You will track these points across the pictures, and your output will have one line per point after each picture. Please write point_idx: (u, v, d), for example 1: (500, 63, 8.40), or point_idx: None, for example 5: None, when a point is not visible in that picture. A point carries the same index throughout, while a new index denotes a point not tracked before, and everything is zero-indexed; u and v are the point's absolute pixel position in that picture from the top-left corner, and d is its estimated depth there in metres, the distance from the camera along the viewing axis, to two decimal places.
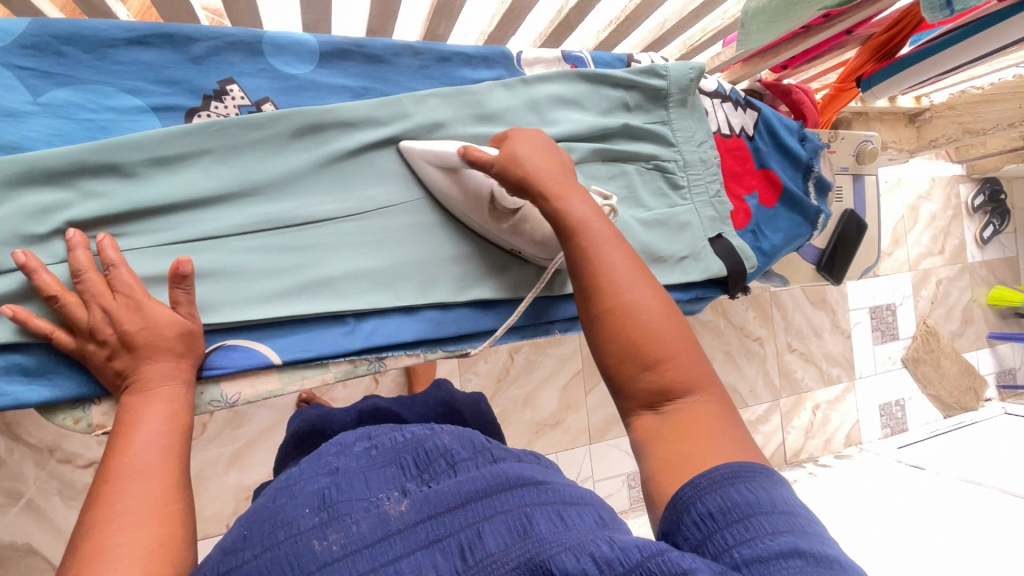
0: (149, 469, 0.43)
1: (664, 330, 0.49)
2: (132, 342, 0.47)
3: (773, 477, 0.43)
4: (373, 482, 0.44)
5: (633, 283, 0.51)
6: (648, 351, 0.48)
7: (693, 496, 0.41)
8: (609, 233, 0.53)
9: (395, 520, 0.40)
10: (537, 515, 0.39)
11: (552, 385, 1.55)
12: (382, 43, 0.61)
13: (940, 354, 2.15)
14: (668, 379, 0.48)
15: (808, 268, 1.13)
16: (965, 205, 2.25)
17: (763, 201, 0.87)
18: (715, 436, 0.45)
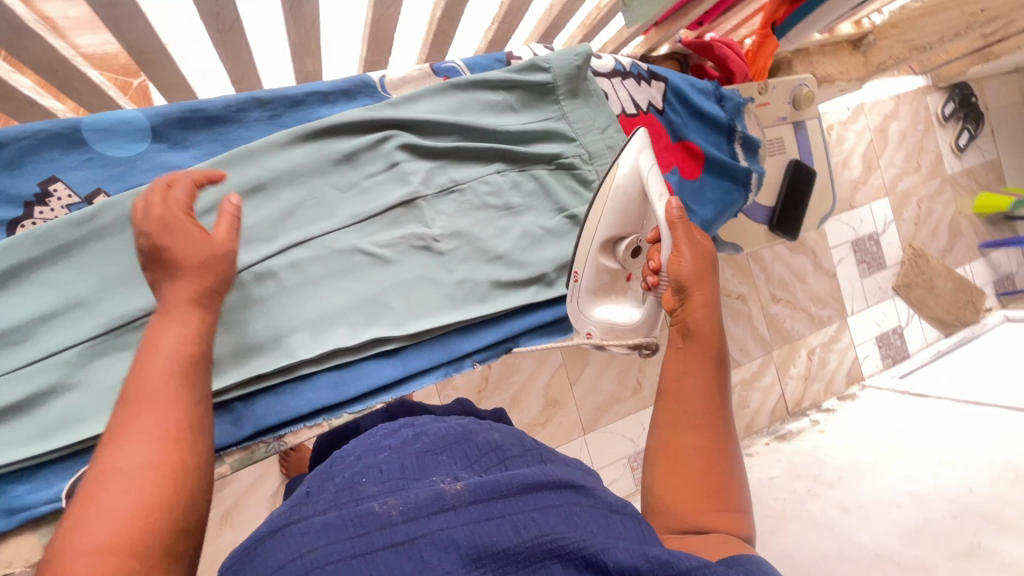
0: (160, 401, 0.46)
1: (719, 460, 0.54)
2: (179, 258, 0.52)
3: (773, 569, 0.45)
4: (426, 465, 0.46)
5: (696, 398, 0.57)
6: (709, 470, 0.53)
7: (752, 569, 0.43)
8: (713, 360, 0.60)
9: (453, 495, 0.41)
10: (568, 524, 0.42)
11: (536, 384, 1.52)
12: (222, 102, 0.63)
13: (931, 275, 2.09)
14: (720, 508, 0.51)
15: (760, 229, 1.09)
16: (935, 117, 2.17)
17: (686, 175, 0.82)
18: (737, 537, 0.49)
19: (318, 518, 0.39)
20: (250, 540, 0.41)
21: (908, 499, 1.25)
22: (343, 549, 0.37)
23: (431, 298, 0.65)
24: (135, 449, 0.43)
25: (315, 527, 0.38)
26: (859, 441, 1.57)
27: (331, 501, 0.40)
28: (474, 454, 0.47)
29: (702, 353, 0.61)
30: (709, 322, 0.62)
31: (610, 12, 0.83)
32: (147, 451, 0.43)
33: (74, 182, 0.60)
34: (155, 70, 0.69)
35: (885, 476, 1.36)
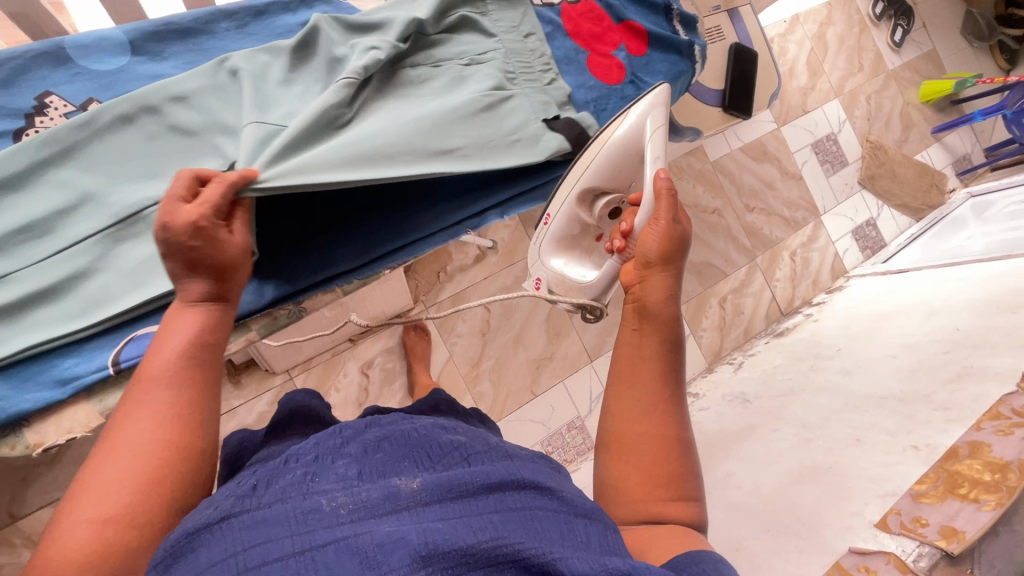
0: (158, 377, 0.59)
1: (665, 459, 0.62)
2: (214, 267, 0.62)
3: (714, 559, 0.52)
4: (386, 466, 0.53)
5: (648, 409, 0.64)
6: (654, 463, 0.61)
7: (685, 560, 0.51)
8: (658, 358, 0.66)
9: (403, 494, 0.49)
10: (500, 520, 0.49)
11: (536, 320, 1.57)
12: (193, 17, 0.79)
13: (892, 165, 2.18)
14: (668, 500, 0.60)
15: (715, 112, 1.16)
16: (869, 17, 2.26)
17: (634, 53, 0.87)
18: (673, 532, 0.57)
19: (266, 511, 0.47)
20: (184, 532, 0.48)
21: (904, 350, 1.32)
22: (281, 547, 0.45)
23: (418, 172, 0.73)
24: (133, 437, 0.55)
25: (264, 519, 0.46)
26: (851, 319, 1.64)
27: (279, 497, 0.48)
28: (436, 453, 0.55)
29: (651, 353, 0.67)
30: (663, 306, 0.69)
31: None
32: (143, 439, 0.55)
33: (68, 95, 0.73)
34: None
35: (879, 339, 1.42)
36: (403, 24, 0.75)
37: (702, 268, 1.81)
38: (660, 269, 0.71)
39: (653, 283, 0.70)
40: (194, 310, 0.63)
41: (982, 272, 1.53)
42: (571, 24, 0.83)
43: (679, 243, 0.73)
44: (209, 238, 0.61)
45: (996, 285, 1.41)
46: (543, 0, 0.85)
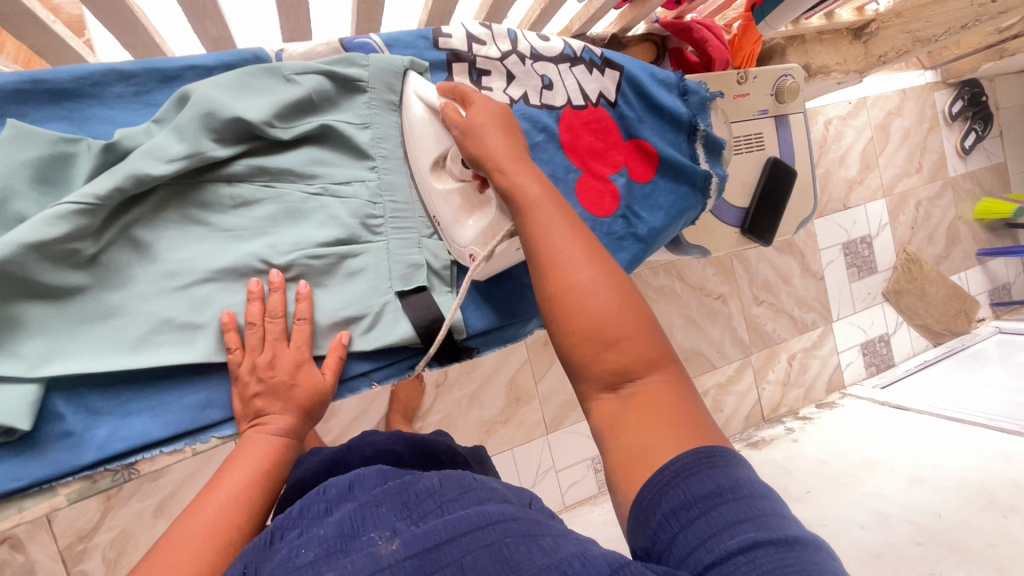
0: (206, 521, 0.42)
1: (619, 308, 0.42)
2: (281, 391, 0.49)
3: (728, 459, 0.37)
4: (361, 521, 0.40)
5: (591, 284, 0.42)
6: (599, 332, 0.41)
7: (654, 486, 0.36)
8: (560, 215, 0.46)
9: (386, 559, 0.36)
10: (514, 545, 0.37)
11: (498, 380, 1.45)
12: (73, 71, 0.48)
13: (924, 282, 2.01)
14: (630, 360, 0.41)
15: (732, 232, 1.01)
16: (943, 115, 2.05)
17: (636, 177, 0.73)
18: (675, 419, 0.39)
19: None
20: None
21: (874, 521, 1.22)
22: None
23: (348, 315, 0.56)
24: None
25: None
26: (832, 448, 1.53)
27: None
28: (409, 503, 0.41)
29: (558, 251, 0.44)
30: (529, 188, 0.47)
31: None
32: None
33: None
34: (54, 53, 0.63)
35: (853, 495, 1.31)
36: (322, 85, 0.55)
37: (690, 355, 1.67)
38: (510, 161, 0.49)
39: (495, 148, 0.50)
40: (275, 442, 0.48)
41: (985, 441, 1.40)
42: (569, 134, 0.69)
43: (502, 114, 0.52)
44: (284, 368, 0.50)
45: (993, 468, 1.30)
46: (545, 98, 0.69)
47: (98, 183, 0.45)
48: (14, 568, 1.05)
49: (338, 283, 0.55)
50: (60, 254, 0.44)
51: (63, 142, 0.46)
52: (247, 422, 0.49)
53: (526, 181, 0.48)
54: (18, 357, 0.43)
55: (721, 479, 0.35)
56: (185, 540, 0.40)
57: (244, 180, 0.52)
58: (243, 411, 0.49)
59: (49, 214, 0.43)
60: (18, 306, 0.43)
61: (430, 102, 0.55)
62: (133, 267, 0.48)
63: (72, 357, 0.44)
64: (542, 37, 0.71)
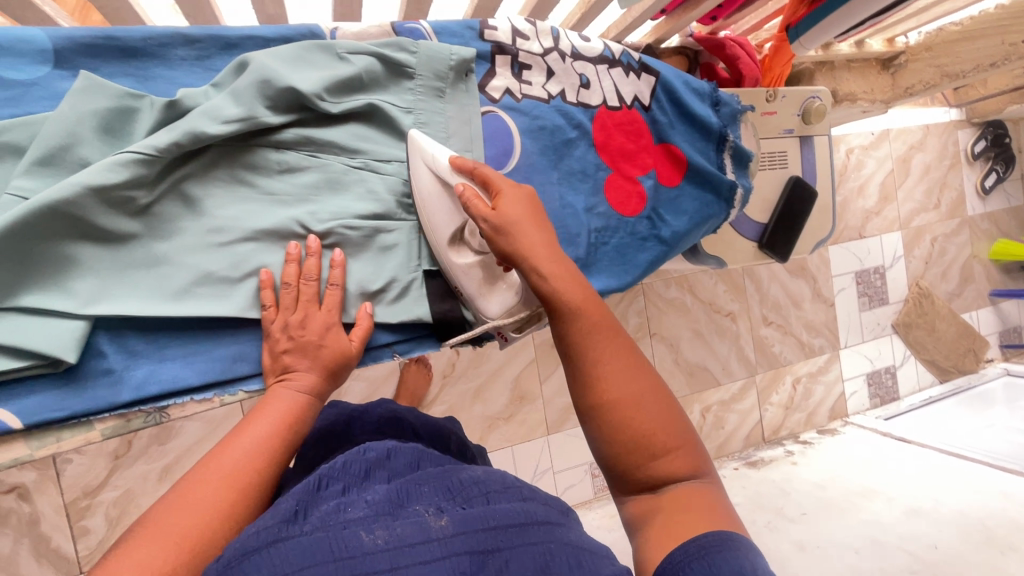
0: (228, 463, 0.43)
1: (660, 417, 0.43)
2: (309, 351, 0.51)
3: (760, 554, 0.38)
4: (409, 494, 0.42)
5: (630, 395, 0.43)
6: (644, 437, 0.42)
7: (682, 559, 0.36)
8: (603, 322, 0.46)
9: (435, 532, 0.38)
10: (557, 553, 0.38)
11: (504, 377, 1.46)
12: (142, 32, 0.51)
13: (935, 317, 2.01)
14: (671, 465, 0.42)
15: (750, 246, 1.02)
16: (965, 153, 2.06)
17: (663, 181, 0.76)
18: (711, 516, 0.40)
19: (301, 537, 0.36)
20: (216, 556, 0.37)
21: (867, 547, 1.22)
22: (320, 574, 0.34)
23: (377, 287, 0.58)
24: (178, 518, 0.38)
25: (292, 547, 0.35)
26: (830, 472, 1.53)
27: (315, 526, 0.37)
28: (458, 487, 0.43)
29: (601, 362, 0.44)
30: (573, 289, 0.47)
31: None
32: (190, 517, 0.39)
33: None
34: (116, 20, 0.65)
35: (849, 521, 1.31)
36: (371, 66, 0.57)
37: (695, 370, 1.68)
38: (551, 257, 0.48)
39: (532, 243, 0.48)
40: (300, 398, 0.50)
41: (986, 478, 1.40)
42: (602, 134, 0.72)
43: (531, 202, 0.51)
44: (314, 330, 0.51)
45: (992, 505, 1.30)
46: (581, 96, 0.71)
47: (158, 137, 0.47)
48: (20, 518, 1.07)
49: (370, 254, 0.57)
50: (118, 200, 0.46)
51: (127, 96, 0.49)
52: (274, 378, 0.51)
53: (569, 284, 0.47)
54: (69, 292, 0.45)
55: (749, 562, 0.35)
56: (209, 476, 0.42)
57: (291, 148, 0.55)
58: (272, 366, 0.51)
59: (111, 161, 0.45)
60: (73, 245, 0.46)
61: (441, 172, 0.54)
62: (183, 221, 0.50)
63: (119, 299, 0.47)
64: (584, 37, 0.73)
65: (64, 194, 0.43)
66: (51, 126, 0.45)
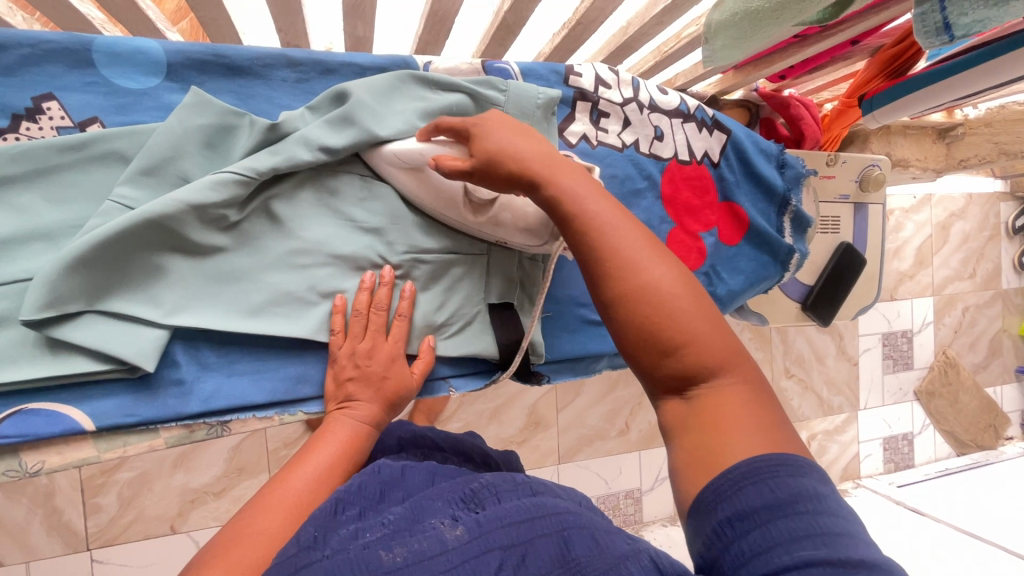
0: (291, 488, 0.42)
1: (688, 304, 0.35)
2: (372, 379, 0.51)
3: (806, 469, 0.31)
4: (421, 508, 0.40)
5: (646, 274, 0.36)
6: (662, 334, 0.35)
7: (713, 496, 0.30)
8: (609, 206, 0.39)
9: (451, 542, 0.36)
10: (575, 541, 0.38)
11: (522, 401, 1.46)
12: (251, 52, 0.52)
13: (959, 388, 1.97)
14: (697, 362, 0.34)
15: (792, 306, 1.02)
16: (1005, 226, 2.03)
17: (724, 239, 0.76)
18: (746, 424, 0.33)
19: (324, 562, 0.34)
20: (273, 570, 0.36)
21: None
22: None
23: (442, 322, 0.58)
24: (249, 550, 0.37)
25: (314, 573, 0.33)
26: None
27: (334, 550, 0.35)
28: (467, 495, 0.41)
29: (614, 245, 0.37)
30: (576, 186, 0.40)
31: (690, 44, 0.76)
32: (259, 548, 0.38)
33: (73, 104, 0.47)
34: (212, 30, 0.66)
35: None
36: (463, 103, 0.58)
37: None
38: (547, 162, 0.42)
39: (523, 147, 0.44)
40: (361, 425, 0.49)
41: None
42: (670, 187, 0.72)
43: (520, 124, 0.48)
44: (380, 360, 0.52)
45: None
46: (654, 148, 0.71)
47: (259, 159, 0.48)
48: (37, 489, 1.08)
49: (438, 287, 0.58)
50: (212, 217, 0.47)
51: (230, 114, 0.49)
52: (335, 404, 0.51)
53: (566, 176, 0.41)
54: (156, 302, 0.46)
55: (785, 492, 0.29)
56: (274, 504, 0.41)
57: (376, 177, 0.56)
58: (334, 392, 0.51)
59: (212, 180, 0.46)
60: (164, 256, 0.46)
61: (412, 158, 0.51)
62: (269, 241, 0.51)
63: (200, 311, 0.47)
64: (662, 90, 0.73)
65: (165, 209, 0.44)
66: (159, 139, 0.47)
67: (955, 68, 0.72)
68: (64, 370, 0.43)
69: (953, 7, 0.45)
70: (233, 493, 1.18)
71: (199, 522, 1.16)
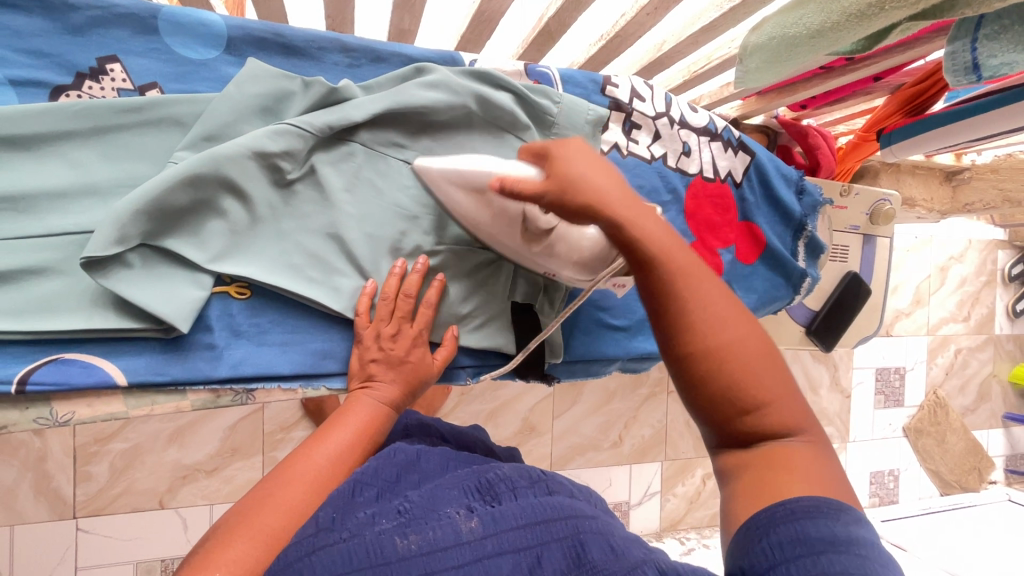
0: (310, 466, 0.43)
1: (762, 355, 0.34)
2: (393, 363, 0.52)
3: (858, 517, 0.30)
4: (436, 497, 0.40)
5: (727, 323, 0.34)
6: (742, 388, 0.33)
7: (767, 522, 0.29)
8: (693, 261, 0.35)
9: (466, 533, 0.36)
10: (590, 543, 0.37)
11: (519, 405, 1.46)
12: (309, 33, 0.54)
13: (947, 429, 1.99)
14: (770, 420, 0.33)
15: (797, 330, 1.04)
16: (1001, 273, 2.07)
17: (741, 257, 0.78)
18: (817, 481, 0.32)
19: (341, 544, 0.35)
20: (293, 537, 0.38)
21: None
22: None
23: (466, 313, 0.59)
24: (269, 520, 0.39)
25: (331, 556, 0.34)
26: None
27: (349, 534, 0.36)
28: (482, 488, 0.41)
29: (700, 296, 0.34)
30: (656, 232, 0.36)
31: (721, 66, 0.78)
32: (278, 518, 0.39)
33: (134, 68, 0.48)
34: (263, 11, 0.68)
35: None
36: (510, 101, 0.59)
37: None
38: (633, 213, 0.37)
39: (599, 183, 0.38)
40: (381, 406, 0.51)
41: None
42: (693, 202, 0.74)
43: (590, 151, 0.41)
44: (402, 345, 0.52)
45: None
46: (680, 162, 0.73)
47: (315, 117, 0.50)
48: (30, 452, 1.07)
49: (465, 277, 0.59)
50: (270, 165, 0.49)
51: (285, 79, 0.51)
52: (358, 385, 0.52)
53: (644, 213, 0.37)
54: (202, 245, 0.47)
55: (840, 529, 0.28)
56: (295, 477, 0.42)
57: (419, 165, 0.57)
58: (358, 373, 0.52)
59: (271, 129, 0.48)
60: (209, 220, 0.48)
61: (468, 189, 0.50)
62: (309, 216, 0.52)
63: (243, 265, 0.48)
64: (692, 108, 0.76)
65: (230, 151, 0.46)
66: (217, 107, 0.48)
67: (974, 109, 0.74)
68: (103, 324, 0.44)
69: (984, 48, 0.48)
70: (226, 473, 1.17)
71: (189, 499, 1.16)
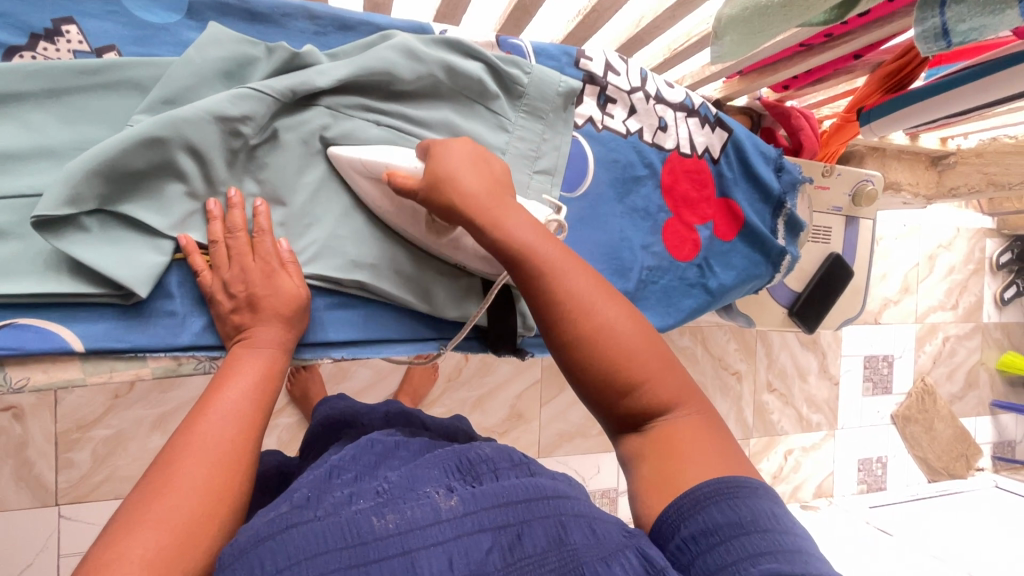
0: (214, 435, 0.39)
1: (635, 337, 0.40)
2: (258, 305, 0.47)
3: (761, 493, 0.35)
4: (416, 476, 0.38)
5: (601, 313, 0.40)
6: (619, 374, 0.39)
7: (677, 515, 0.35)
8: (564, 259, 0.42)
9: (445, 512, 0.34)
10: (571, 528, 0.35)
11: (507, 391, 1.46)
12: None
13: (934, 416, 2.00)
14: (649, 398, 0.39)
15: (779, 310, 1.04)
16: (989, 261, 2.07)
17: (719, 234, 0.77)
18: (702, 456, 0.38)
19: (318, 521, 0.33)
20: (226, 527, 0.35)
21: None
22: (335, 559, 0.32)
23: (440, 285, 0.58)
24: (178, 502, 0.35)
25: (304, 531, 0.32)
26: None
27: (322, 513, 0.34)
28: (465, 466, 0.40)
29: (575, 293, 0.41)
30: (528, 233, 0.43)
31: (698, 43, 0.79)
32: (195, 496, 0.36)
33: (92, 30, 0.48)
34: None
35: None
36: (480, 70, 0.59)
37: None
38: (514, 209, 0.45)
39: (474, 183, 0.46)
40: (265, 353, 0.46)
41: None
42: (670, 177, 0.74)
43: (482, 151, 0.49)
44: (250, 281, 0.47)
45: None
46: (657, 138, 0.73)
47: (276, 80, 0.50)
48: (9, 438, 1.06)
49: None
50: (230, 130, 0.48)
51: (247, 43, 0.50)
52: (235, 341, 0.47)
53: (513, 221, 0.44)
54: (161, 210, 0.47)
55: (743, 514, 0.34)
56: (200, 451, 0.38)
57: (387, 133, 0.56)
58: (226, 330, 0.48)
59: (232, 93, 0.48)
60: (168, 185, 0.47)
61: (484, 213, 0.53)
62: (274, 184, 0.51)
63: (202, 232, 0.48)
64: (669, 84, 0.75)
65: (188, 114, 0.46)
66: (177, 69, 0.48)
67: (952, 83, 0.74)
68: (58, 289, 0.43)
69: (952, 13, 0.47)
70: None
71: None
